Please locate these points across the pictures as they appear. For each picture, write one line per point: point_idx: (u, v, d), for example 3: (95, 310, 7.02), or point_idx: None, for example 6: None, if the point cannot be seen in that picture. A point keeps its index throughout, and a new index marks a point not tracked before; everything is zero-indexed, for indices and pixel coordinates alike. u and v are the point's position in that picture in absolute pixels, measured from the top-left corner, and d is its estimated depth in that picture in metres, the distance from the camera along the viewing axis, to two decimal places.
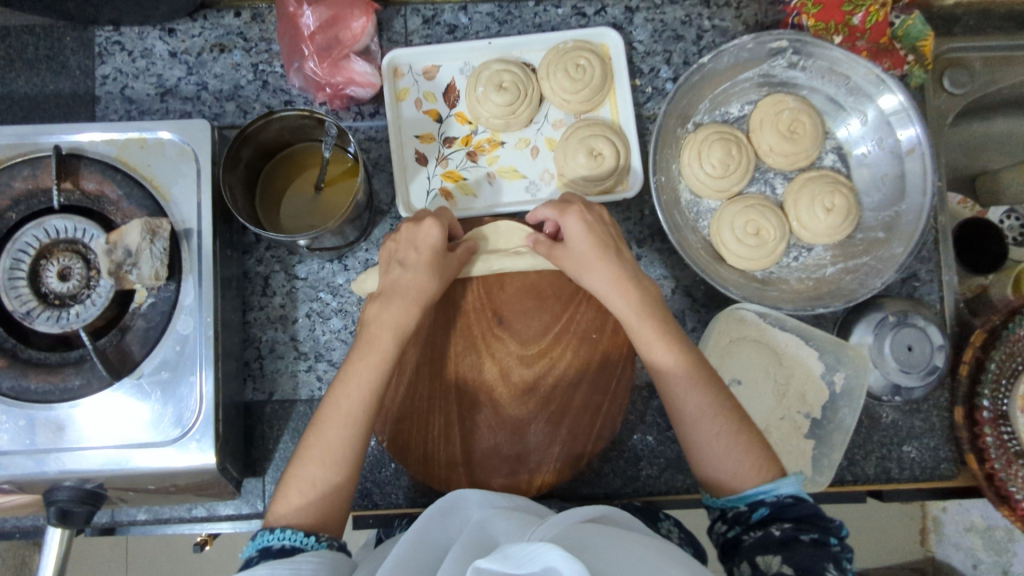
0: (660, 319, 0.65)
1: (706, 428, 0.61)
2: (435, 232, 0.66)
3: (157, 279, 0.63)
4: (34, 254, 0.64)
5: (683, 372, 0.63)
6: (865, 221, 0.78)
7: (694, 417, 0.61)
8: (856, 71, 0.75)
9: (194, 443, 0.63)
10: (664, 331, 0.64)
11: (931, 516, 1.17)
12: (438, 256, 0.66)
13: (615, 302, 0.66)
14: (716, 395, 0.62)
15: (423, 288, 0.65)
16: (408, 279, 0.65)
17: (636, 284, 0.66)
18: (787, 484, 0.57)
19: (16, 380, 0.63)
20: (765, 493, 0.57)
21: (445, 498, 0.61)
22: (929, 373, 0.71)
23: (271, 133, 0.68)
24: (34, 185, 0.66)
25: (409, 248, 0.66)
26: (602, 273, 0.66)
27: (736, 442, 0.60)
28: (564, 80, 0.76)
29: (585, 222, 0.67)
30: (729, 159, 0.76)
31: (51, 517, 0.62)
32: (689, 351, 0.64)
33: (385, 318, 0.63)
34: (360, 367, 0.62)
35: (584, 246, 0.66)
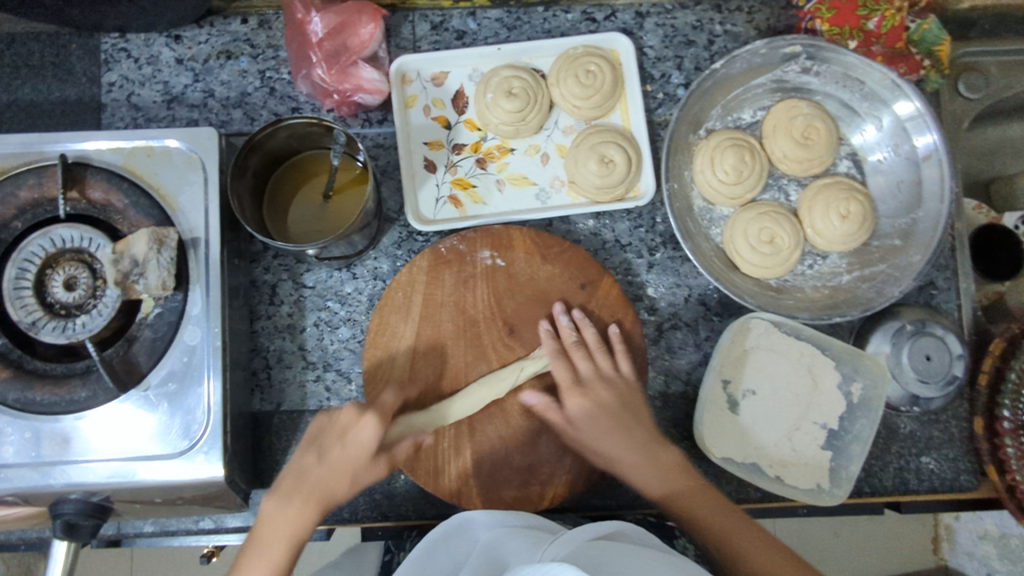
0: (683, 474, 0.65)
1: (766, 571, 0.59)
2: (369, 432, 0.63)
3: (164, 289, 0.62)
4: (40, 263, 0.64)
5: (731, 521, 0.62)
6: (882, 228, 0.76)
7: (727, 543, 0.61)
8: (871, 76, 0.74)
9: (202, 455, 0.62)
10: (698, 490, 0.64)
11: (943, 524, 1.16)
12: (366, 457, 0.63)
13: (640, 476, 0.65)
14: (762, 538, 0.61)
15: (327, 489, 0.62)
16: (320, 470, 0.62)
17: (653, 463, 0.66)
18: None
19: (21, 392, 0.62)
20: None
21: (453, 517, 0.63)
22: (949, 382, 0.70)
23: (279, 141, 0.67)
24: (40, 194, 0.65)
25: (335, 440, 0.63)
26: (609, 442, 0.67)
27: (768, 548, 0.60)
28: (575, 86, 0.75)
29: (588, 405, 0.68)
30: (742, 166, 0.75)
31: (57, 530, 0.61)
32: (712, 499, 0.64)
33: (282, 522, 0.60)
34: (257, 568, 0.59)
35: (597, 423, 0.67)
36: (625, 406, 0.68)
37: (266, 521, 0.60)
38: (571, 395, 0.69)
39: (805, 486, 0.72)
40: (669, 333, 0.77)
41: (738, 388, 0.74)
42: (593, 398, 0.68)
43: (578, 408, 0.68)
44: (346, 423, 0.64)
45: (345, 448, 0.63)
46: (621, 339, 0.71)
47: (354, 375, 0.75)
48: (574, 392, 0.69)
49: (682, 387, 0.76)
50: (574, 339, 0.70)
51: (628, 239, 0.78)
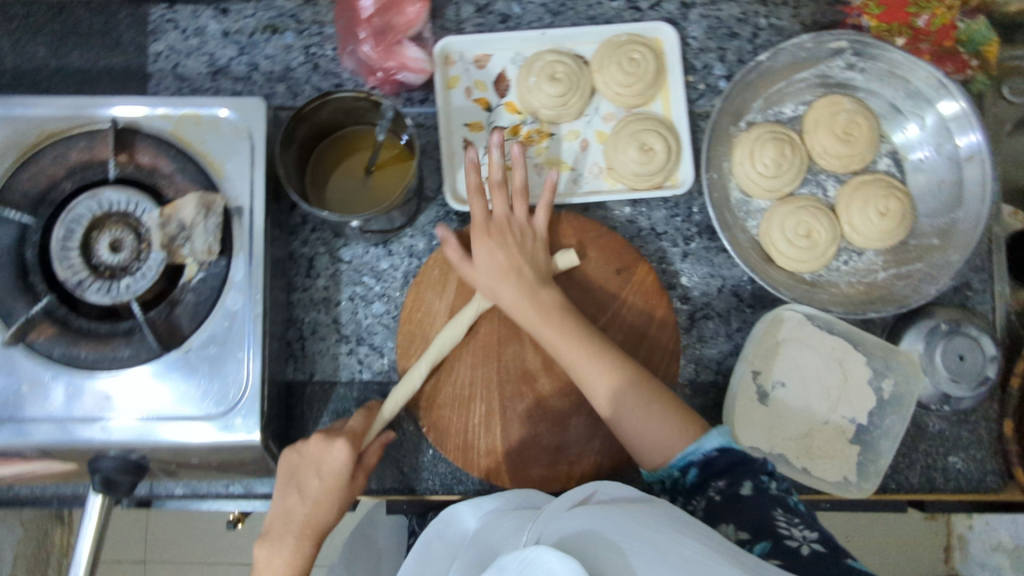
0: (575, 323, 0.67)
1: (631, 414, 0.64)
2: (342, 455, 0.63)
3: (210, 254, 0.64)
4: (86, 225, 0.65)
5: (612, 380, 0.64)
6: (920, 227, 0.76)
7: (581, 369, 0.65)
8: (917, 75, 0.73)
9: (239, 419, 0.63)
10: (573, 330, 0.66)
11: (956, 533, 1.17)
12: (345, 479, 0.63)
13: (506, 297, 0.68)
14: (631, 373, 0.65)
15: (315, 522, 0.62)
16: (303, 507, 0.62)
17: (559, 325, 0.66)
18: (711, 438, 0.61)
19: (67, 347, 0.63)
20: (692, 452, 0.60)
21: (438, 516, 0.63)
22: (979, 383, 0.70)
23: (326, 114, 0.67)
24: (90, 156, 0.66)
25: (312, 472, 0.63)
26: (507, 290, 0.68)
27: (641, 392, 0.64)
28: (618, 73, 0.76)
29: (496, 257, 0.68)
30: (782, 160, 0.75)
31: (96, 484, 0.62)
32: (596, 344, 0.66)
33: (278, 563, 0.60)
34: None
35: (491, 266, 0.68)
36: (518, 263, 0.68)
37: (262, 566, 0.60)
38: (479, 241, 0.69)
39: (832, 479, 0.72)
40: (701, 322, 0.77)
41: (768, 380, 0.74)
42: (498, 237, 0.69)
43: (488, 261, 0.68)
44: (319, 451, 0.64)
45: (325, 479, 0.63)
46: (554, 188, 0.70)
47: (386, 350, 0.76)
48: (482, 238, 0.69)
49: (711, 376, 0.77)
50: (500, 176, 0.71)
51: (663, 228, 0.78)
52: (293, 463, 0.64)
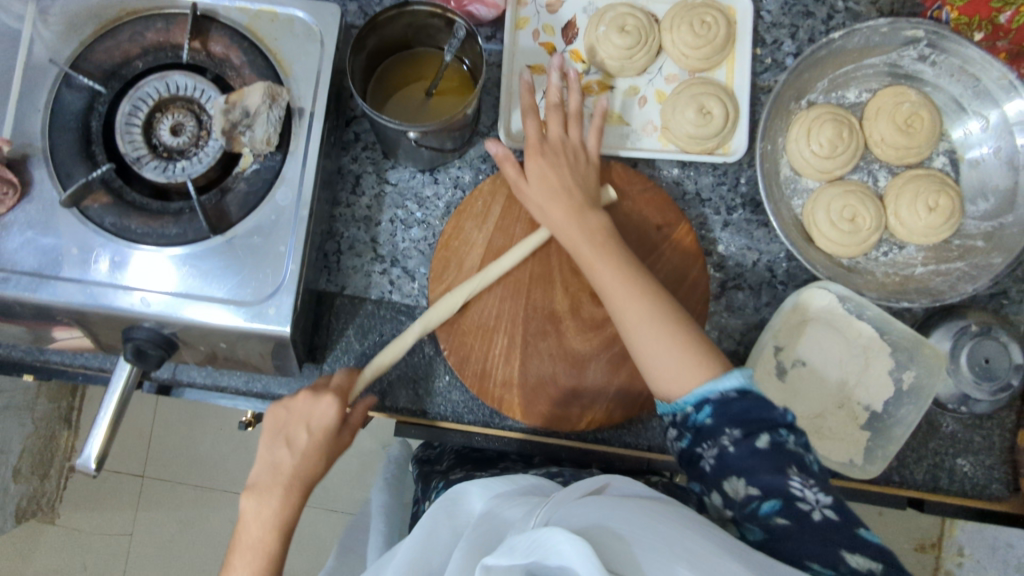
0: (618, 250, 0.66)
1: (643, 333, 0.62)
2: (330, 411, 0.64)
3: (268, 144, 0.65)
4: (151, 105, 0.67)
5: (634, 290, 0.64)
6: (966, 228, 0.76)
7: (613, 294, 0.64)
8: (988, 74, 0.72)
9: (273, 308, 0.64)
10: (620, 258, 0.65)
11: None
12: (333, 431, 0.64)
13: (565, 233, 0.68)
14: (655, 299, 0.63)
15: (302, 474, 0.62)
16: (290, 462, 0.62)
17: (601, 245, 0.66)
18: (730, 378, 0.58)
19: (118, 218, 0.65)
20: (710, 389, 0.58)
21: (445, 494, 0.65)
22: (1001, 390, 0.70)
23: (397, 29, 0.68)
24: (166, 38, 0.67)
25: (300, 426, 0.63)
26: (568, 228, 0.67)
27: (671, 335, 0.61)
28: (687, 34, 0.75)
29: (544, 165, 0.69)
30: (838, 141, 0.74)
31: (128, 352, 0.65)
32: (618, 252, 0.66)
33: (266, 517, 0.59)
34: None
35: (544, 189, 0.69)
36: (573, 190, 0.69)
37: (250, 518, 0.59)
38: (534, 155, 0.70)
39: (839, 459, 0.73)
40: (731, 291, 0.78)
41: (789, 356, 0.75)
42: (562, 197, 0.69)
43: (536, 173, 0.69)
44: (307, 404, 0.64)
45: (314, 433, 0.63)
46: (602, 114, 0.72)
47: (419, 275, 0.78)
48: (537, 154, 0.70)
49: (733, 346, 0.77)
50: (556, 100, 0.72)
51: (708, 194, 0.78)
52: (277, 421, 0.64)
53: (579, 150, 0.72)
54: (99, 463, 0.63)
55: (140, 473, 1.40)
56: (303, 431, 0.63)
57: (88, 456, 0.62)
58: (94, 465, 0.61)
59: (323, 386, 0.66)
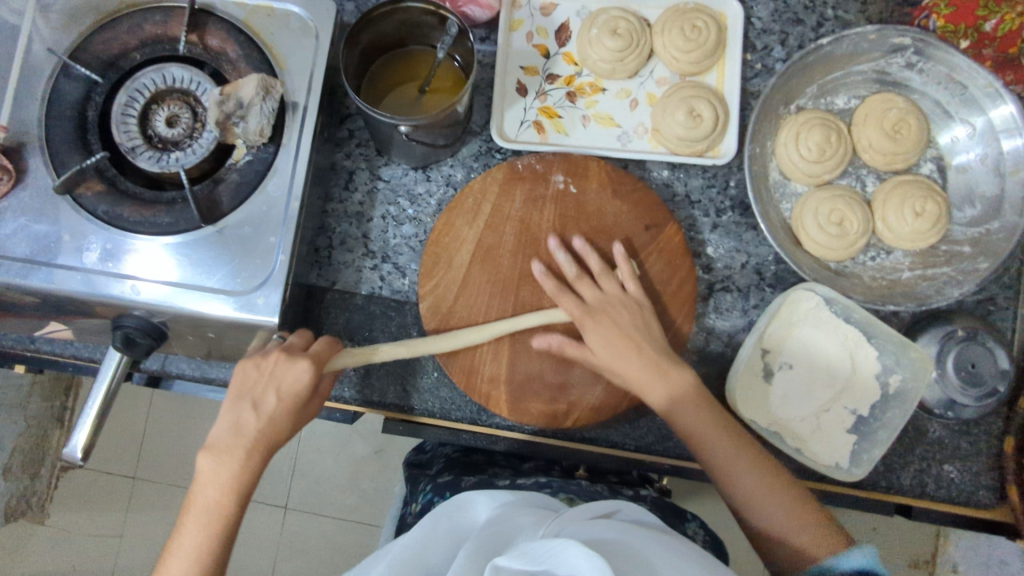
0: (688, 413, 0.67)
1: (742, 481, 0.65)
2: (304, 378, 0.63)
3: (261, 136, 0.65)
4: (147, 97, 0.68)
5: (726, 459, 0.66)
6: (953, 234, 0.77)
7: (727, 465, 0.66)
8: (975, 81, 0.73)
9: (261, 299, 0.65)
10: (708, 424, 0.66)
11: None
12: (302, 398, 0.63)
13: (652, 392, 0.67)
14: (750, 462, 0.66)
15: (267, 436, 0.62)
16: (255, 424, 0.62)
17: (661, 376, 0.67)
18: (858, 556, 0.59)
19: (111, 207, 0.66)
20: (833, 566, 0.59)
21: (451, 498, 0.63)
22: (987, 395, 0.70)
23: (391, 25, 0.69)
24: (163, 31, 0.69)
25: (271, 389, 0.62)
26: (627, 363, 0.68)
27: (771, 487, 0.65)
28: (679, 38, 0.76)
29: (603, 333, 0.68)
30: (826, 146, 0.75)
31: (117, 339, 0.65)
32: (711, 416, 0.67)
33: (222, 478, 0.60)
34: (194, 532, 0.59)
35: (604, 331, 0.69)
36: (608, 309, 0.70)
37: (205, 476, 0.60)
38: (588, 326, 0.69)
39: (824, 462, 0.73)
40: (719, 293, 0.78)
41: (776, 360, 0.75)
42: (607, 323, 0.69)
43: (600, 339, 0.68)
44: (280, 367, 0.63)
45: (282, 400, 0.62)
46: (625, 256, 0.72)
47: (409, 271, 0.78)
48: (593, 322, 0.69)
49: (721, 347, 0.77)
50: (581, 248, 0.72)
51: (698, 196, 0.79)
52: (245, 382, 0.63)
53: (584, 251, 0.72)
54: (86, 454, 0.63)
55: (130, 474, 1.39)
56: (272, 396, 0.62)
57: (75, 445, 0.62)
58: (81, 455, 0.62)
59: (297, 351, 0.65)
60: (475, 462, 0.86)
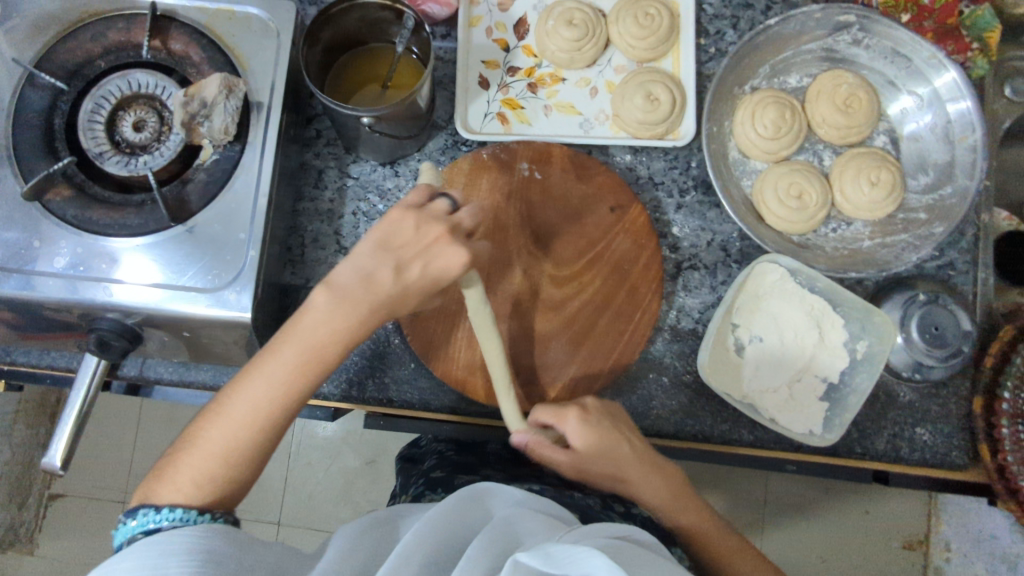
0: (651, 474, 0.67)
1: (683, 516, 0.68)
2: (456, 261, 0.55)
3: (226, 135, 0.67)
4: (114, 103, 0.69)
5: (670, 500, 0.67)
6: (909, 202, 0.79)
7: (668, 509, 0.68)
8: (919, 54, 0.77)
9: (233, 294, 0.65)
10: (656, 475, 0.67)
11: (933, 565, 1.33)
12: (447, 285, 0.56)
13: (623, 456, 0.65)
14: (689, 499, 0.68)
15: (391, 303, 0.56)
16: (386, 287, 0.55)
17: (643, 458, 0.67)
18: None
19: (80, 211, 0.66)
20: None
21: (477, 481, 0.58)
22: (952, 355, 0.71)
23: (350, 23, 0.71)
24: (126, 38, 0.70)
25: (419, 258, 0.55)
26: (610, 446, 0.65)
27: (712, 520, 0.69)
28: (633, 25, 0.78)
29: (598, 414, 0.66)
30: (782, 122, 0.78)
31: (92, 343, 0.66)
32: (655, 472, 0.67)
33: (335, 323, 0.54)
34: (280, 365, 0.53)
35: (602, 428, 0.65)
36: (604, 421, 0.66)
37: (318, 313, 0.54)
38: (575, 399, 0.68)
39: (799, 430, 0.74)
40: (687, 271, 0.79)
41: (746, 333, 0.76)
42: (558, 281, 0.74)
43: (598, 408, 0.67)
44: (428, 236, 0.55)
45: (423, 274, 0.55)
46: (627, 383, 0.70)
47: None
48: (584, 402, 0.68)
49: (692, 324, 0.79)
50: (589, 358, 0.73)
51: (661, 178, 0.81)
52: (395, 237, 0.55)
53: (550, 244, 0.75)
54: (65, 462, 0.62)
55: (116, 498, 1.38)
56: (418, 263, 0.55)
57: (54, 455, 0.61)
58: (60, 465, 0.61)
59: (443, 217, 0.57)
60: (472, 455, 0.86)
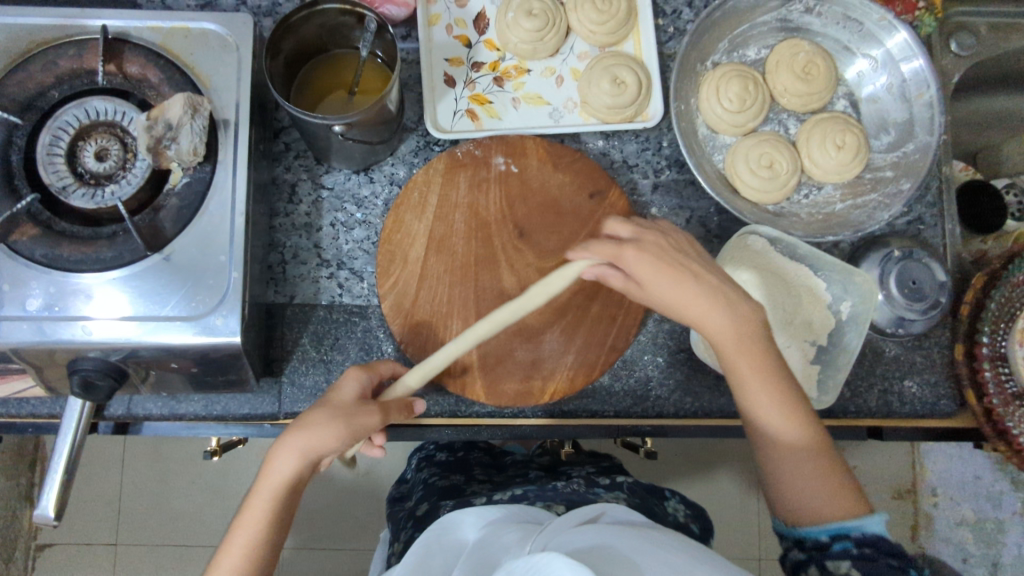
0: (773, 370, 0.63)
1: (788, 427, 0.62)
2: (352, 388, 0.63)
3: (195, 155, 0.65)
4: (73, 133, 0.67)
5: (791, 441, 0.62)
6: (874, 162, 0.81)
7: (744, 386, 0.63)
8: (869, 17, 0.80)
9: (220, 320, 0.64)
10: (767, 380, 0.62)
11: (923, 513, 1.36)
12: (348, 402, 0.62)
13: (712, 322, 0.63)
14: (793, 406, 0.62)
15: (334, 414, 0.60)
16: (314, 413, 0.60)
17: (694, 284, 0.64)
18: (875, 522, 0.57)
19: (49, 249, 0.64)
20: (852, 527, 0.57)
21: (441, 520, 0.69)
22: (932, 307, 0.74)
23: (310, 30, 0.70)
24: (79, 65, 0.67)
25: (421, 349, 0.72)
26: (658, 289, 0.64)
27: (789, 417, 0.62)
28: (592, 11, 0.79)
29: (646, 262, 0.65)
30: (746, 95, 0.79)
31: (75, 386, 0.63)
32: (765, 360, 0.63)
33: (284, 465, 0.58)
34: (256, 510, 0.59)
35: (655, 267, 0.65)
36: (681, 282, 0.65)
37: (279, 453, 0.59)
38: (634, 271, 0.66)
39: None
40: None
41: None
42: (658, 252, 0.65)
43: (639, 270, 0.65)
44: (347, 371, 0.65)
45: (335, 399, 0.62)
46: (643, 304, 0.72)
47: (366, 274, 0.78)
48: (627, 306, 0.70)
49: None
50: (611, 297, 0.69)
51: (635, 160, 0.82)
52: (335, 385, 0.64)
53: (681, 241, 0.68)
54: (59, 512, 0.59)
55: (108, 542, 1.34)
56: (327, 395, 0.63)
57: (46, 505, 0.58)
58: (54, 514, 0.58)
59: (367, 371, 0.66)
60: (454, 484, 0.88)
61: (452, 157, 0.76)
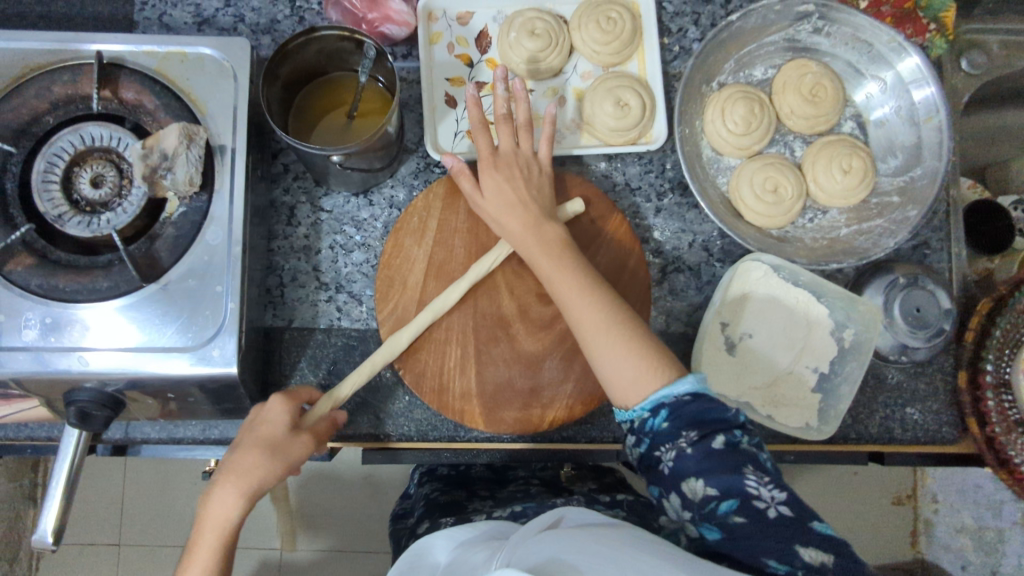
0: (575, 264, 0.65)
1: (600, 342, 0.61)
2: (279, 416, 0.63)
3: (191, 185, 0.64)
4: (68, 160, 0.66)
5: (575, 285, 0.64)
6: (881, 186, 0.80)
7: (563, 295, 0.64)
8: (878, 38, 0.78)
9: (216, 351, 0.63)
10: (580, 280, 0.64)
11: (923, 518, 1.39)
12: (281, 433, 0.62)
13: (505, 221, 0.68)
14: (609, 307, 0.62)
15: (270, 447, 0.61)
16: (242, 446, 0.61)
17: (531, 221, 0.67)
18: (685, 384, 0.57)
19: (45, 279, 0.64)
20: (664, 394, 0.57)
21: (411, 548, 0.67)
22: (936, 334, 0.73)
23: (308, 55, 0.68)
24: (74, 91, 0.67)
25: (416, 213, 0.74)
26: (510, 221, 0.67)
27: (608, 325, 0.61)
28: (595, 31, 0.77)
29: (496, 178, 0.68)
30: (751, 117, 0.77)
31: (71, 417, 0.62)
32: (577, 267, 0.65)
33: (221, 504, 0.59)
34: (200, 553, 0.58)
35: (503, 194, 0.68)
36: (524, 202, 0.68)
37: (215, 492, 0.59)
38: (486, 169, 0.69)
39: (796, 424, 0.75)
40: (672, 275, 0.80)
41: (735, 331, 0.76)
42: (506, 170, 0.69)
43: (491, 187, 0.68)
44: (265, 404, 0.64)
45: (261, 430, 0.62)
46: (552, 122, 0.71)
47: (365, 298, 0.78)
48: (492, 168, 0.69)
49: (681, 328, 0.79)
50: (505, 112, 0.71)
51: (637, 183, 0.81)
52: (254, 416, 0.64)
53: (531, 160, 0.71)
54: (57, 537, 0.59)
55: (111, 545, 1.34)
56: (246, 431, 0.62)
57: (44, 530, 0.58)
58: (52, 538, 0.58)
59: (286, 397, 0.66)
60: (455, 500, 0.87)
61: (453, 182, 0.75)
